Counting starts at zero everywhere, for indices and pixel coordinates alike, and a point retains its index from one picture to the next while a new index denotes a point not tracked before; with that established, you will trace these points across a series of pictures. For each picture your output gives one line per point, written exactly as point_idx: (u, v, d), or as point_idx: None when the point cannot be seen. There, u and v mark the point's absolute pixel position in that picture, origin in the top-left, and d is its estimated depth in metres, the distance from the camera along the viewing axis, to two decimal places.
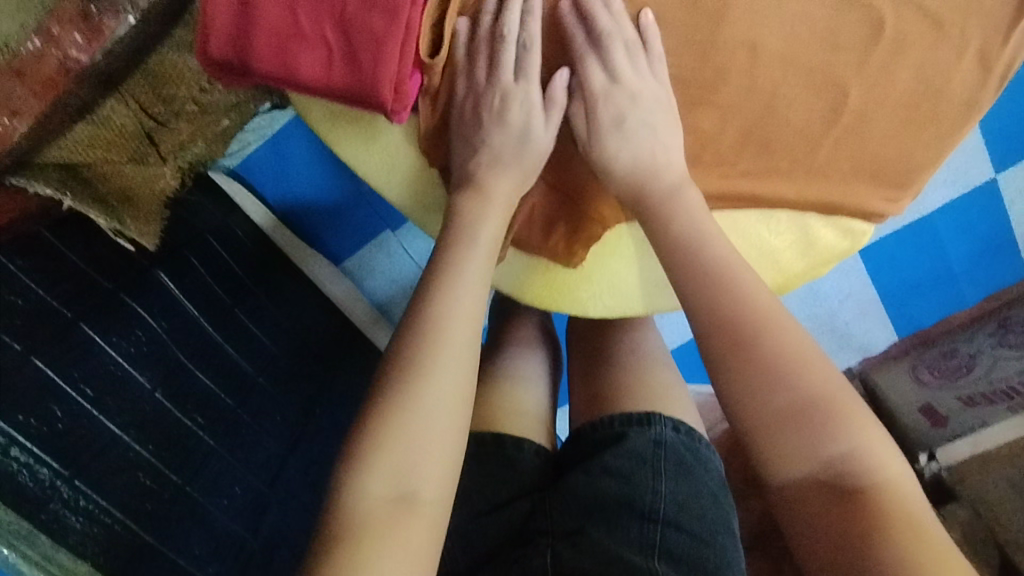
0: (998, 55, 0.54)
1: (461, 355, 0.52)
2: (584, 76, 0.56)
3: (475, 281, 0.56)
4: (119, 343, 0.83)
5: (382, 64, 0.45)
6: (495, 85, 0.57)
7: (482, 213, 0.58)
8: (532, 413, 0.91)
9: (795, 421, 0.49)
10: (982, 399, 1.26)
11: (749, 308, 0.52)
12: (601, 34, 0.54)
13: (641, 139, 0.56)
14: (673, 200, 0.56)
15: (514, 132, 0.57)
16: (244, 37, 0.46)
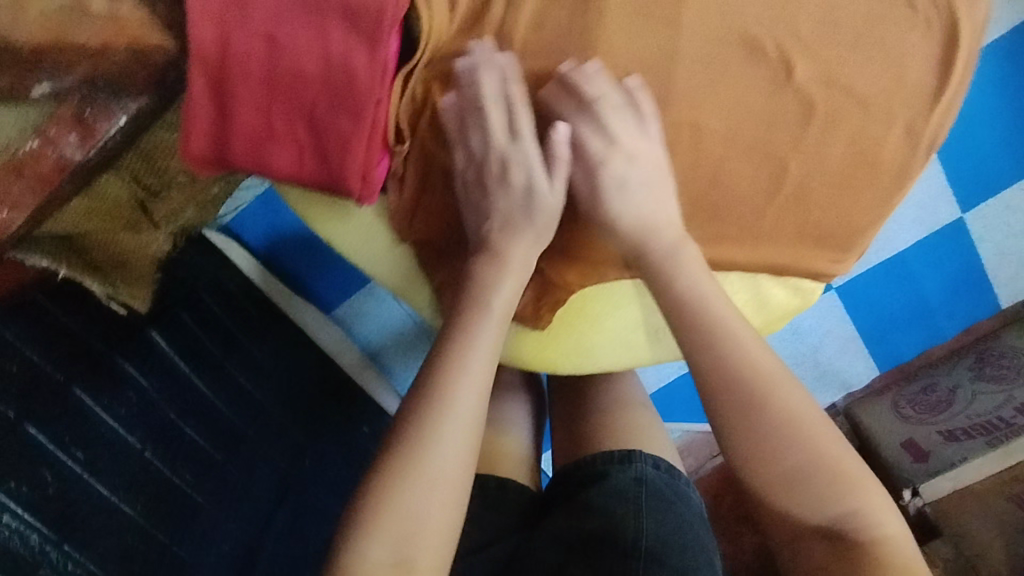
0: (925, 127, 0.58)
1: (469, 424, 0.55)
2: (582, 138, 0.59)
3: (486, 349, 0.58)
4: (109, 405, 0.86)
5: (350, 159, 0.50)
6: (490, 148, 0.58)
7: (496, 279, 0.60)
8: (517, 455, 0.95)
9: (805, 476, 0.54)
10: (963, 434, 1.30)
11: (750, 368, 0.55)
12: (597, 100, 0.56)
13: (640, 200, 0.58)
14: (675, 256, 0.59)
15: (517, 194, 0.59)
16: (221, 138, 0.49)
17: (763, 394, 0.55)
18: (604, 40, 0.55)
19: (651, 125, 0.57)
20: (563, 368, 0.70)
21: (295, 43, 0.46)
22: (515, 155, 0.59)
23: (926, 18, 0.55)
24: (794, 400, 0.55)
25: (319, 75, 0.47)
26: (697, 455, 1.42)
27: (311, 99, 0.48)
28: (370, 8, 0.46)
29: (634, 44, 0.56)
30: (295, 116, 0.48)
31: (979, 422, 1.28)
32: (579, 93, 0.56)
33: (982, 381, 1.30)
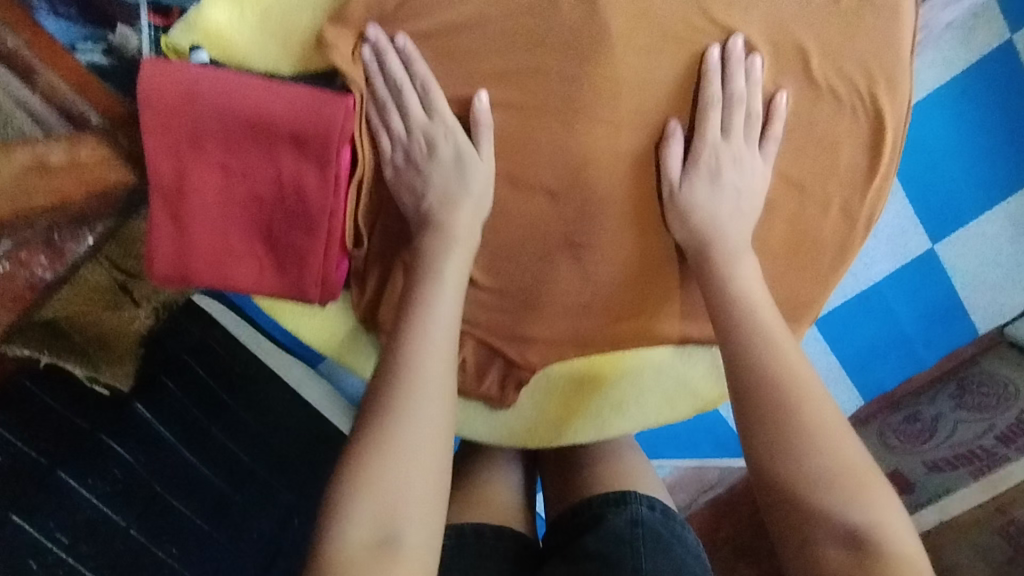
0: (859, 207, 0.61)
1: (439, 392, 0.48)
2: (706, 123, 0.56)
3: (449, 316, 0.51)
4: (93, 484, 0.89)
5: (307, 270, 0.52)
6: (411, 127, 0.55)
7: (446, 250, 0.54)
8: (505, 498, 0.82)
9: (814, 483, 0.46)
10: (946, 464, 1.28)
11: (781, 366, 0.50)
12: (734, 93, 0.56)
13: (723, 202, 0.57)
14: (736, 259, 0.57)
15: (447, 165, 0.55)
16: (183, 261, 0.51)
17: (789, 384, 0.49)
18: (551, 146, 0.58)
19: (771, 140, 0.57)
20: (534, 443, 0.69)
21: (245, 167, 0.49)
22: (435, 130, 0.54)
23: (853, 108, 0.57)
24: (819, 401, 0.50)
25: (271, 196, 0.50)
26: (688, 489, 1.42)
27: (267, 217, 0.51)
28: (315, 132, 0.48)
29: (579, 145, 0.58)
30: (252, 236, 0.51)
31: (962, 452, 1.28)
32: (713, 82, 0.55)
33: (965, 410, 1.32)
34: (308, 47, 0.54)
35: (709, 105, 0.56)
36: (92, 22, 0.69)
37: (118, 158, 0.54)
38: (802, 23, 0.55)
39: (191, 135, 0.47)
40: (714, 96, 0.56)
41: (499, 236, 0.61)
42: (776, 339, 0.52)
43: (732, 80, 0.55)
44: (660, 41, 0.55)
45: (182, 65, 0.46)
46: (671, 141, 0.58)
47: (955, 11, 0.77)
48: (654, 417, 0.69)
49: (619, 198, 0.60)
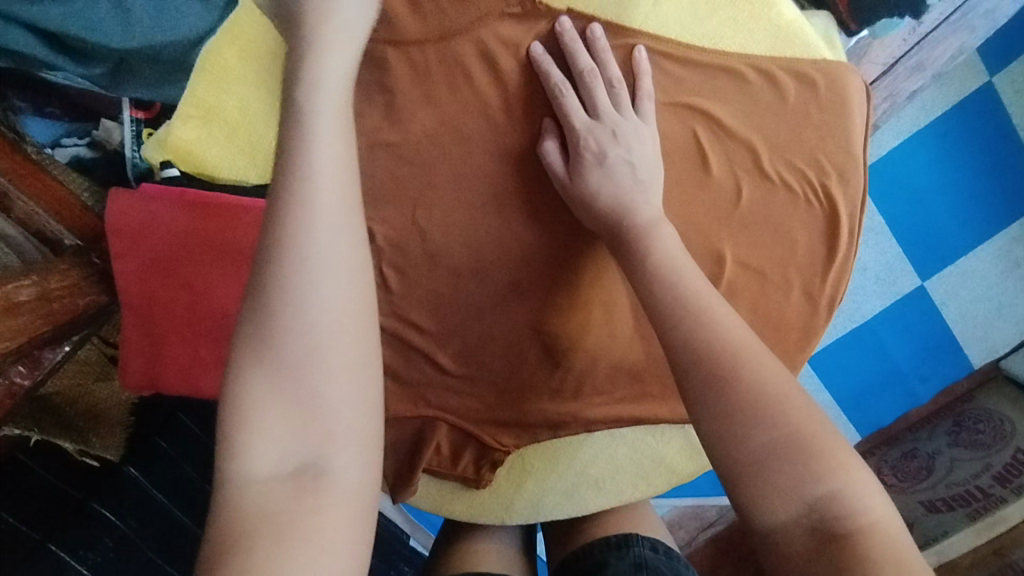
0: (820, 290, 0.62)
1: (326, 273, 0.39)
2: (568, 102, 0.55)
3: (339, 179, 0.41)
4: (85, 554, 0.89)
5: None
6: (279, 22, 0.51)
7: (318, 98, 0.44)
8: (505, 547, 0.77)
9: (771, 450, 0.40)
10: (943, 505, 1.19)
11: (715, 336, 0.44)
12: (588, 74, 0.55)
13: (619, 174, 0.53)
14: (654, 235, 0.51)
15: (306, 18, 0.48)
16: (154, 367, 0.53)
17: (722, 351, 0.44)
18: (521, 238, 0.61)
19: (643, 102, 0.56)
20: (513, 518, 0.68)
21: (212, 284, 0.51)
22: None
23: (807, 198, 0.60)
24: (754, 360, 0.43)
25: (238, 313, 0.51)
26: (688, 528, 1.39)
27: (235, 332, 0.52)
28: None
29: (538, 238, 0.61)
30: (219, 343, 0.52)
31: (959, 492, 1.19)
32: (552, 70, 0.56)
33: (958, 447, 1.25)
34: (272, 159, 0.56)
35: (561, 92, 0.56)
36: (80, 121, 0.72)
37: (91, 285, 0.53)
38: (745, 127, 0.59)
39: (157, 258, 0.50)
40: (566, 87, 0.56)
41: (469, 326, 0.63)
42: (709, 310, 0.46)
43: (579, 59, 0.56)
44: None
45: (149, 191, 0.49)
46: (546, 137, 0.57)
47: (920, 80, 0.78)
48: (630, 496, 0.67)
49: (585, 288, 0.62)
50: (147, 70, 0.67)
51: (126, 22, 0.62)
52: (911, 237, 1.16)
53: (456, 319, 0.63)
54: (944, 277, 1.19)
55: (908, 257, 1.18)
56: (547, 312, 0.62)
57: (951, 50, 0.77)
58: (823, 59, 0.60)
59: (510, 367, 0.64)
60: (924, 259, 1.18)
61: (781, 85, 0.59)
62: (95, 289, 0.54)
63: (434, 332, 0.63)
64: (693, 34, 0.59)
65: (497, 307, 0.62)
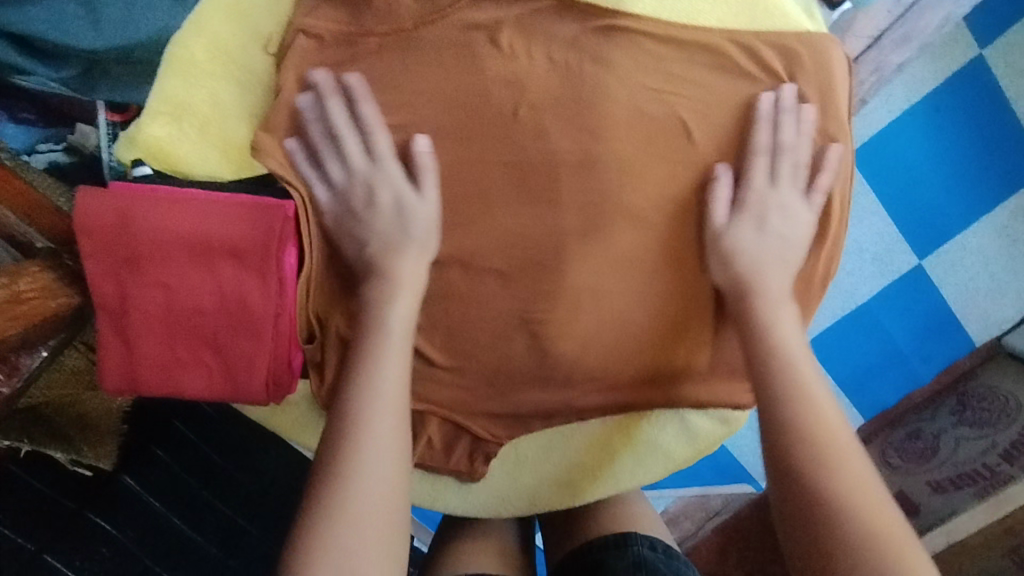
0: (811, 269, 0.61)
1: (388, 447, 0.49)
2: (754, 165, 0.58)
3: (397, 372, 0.52)
4: (78, 563, 0.88)
5: (254, 373, 0.53)
6: (353, 171, 0.55)
7: (390, 299, 0.54)
8: (505, 542, 0.77)
9: (843, 508, 0.47)
10: (949, 484, 1.19)
11: (815, 419, 0.52)
12: (782, 144, 0.58)
13: (765, 248, 0.58)
14: (777, 309, 0.57)
15: (389, 212, 0.55)
16: (134, 372, 0.52)
17: (823, 438, 0.51)
18: (506, 225, 0.59)
19: (818, 192, 0.59)
20: (510, 510, 0.68)
21: (190, 285, 0.50)
22: (377, 180, 0.55)
23: (795, 174, 0.59)
24: (847, 451, 0.51)
25: (215, 308, 0.50)
26: (693, 518, 1.38)
27: (212, 327, 0.51)
28: (255, 241, 0.50)
29: (522, 226, 0.59)
30: (199, 343, 0.51)
31: (966, 471, 1.18)
32: (762, 131, 0.57)
33: (963, 426, 1.24)
34: (246, 155, 0.55)
35: (751, 154, 0.58)
36: (53, 125, 0.70)
37: (64, 285, 0.53)
38: (728, 105, 0.58)
39: (128, 255, 0.49)
40: (760, 148, 0.58)
41: (455, 318, 0.62)
42: (805, 382, 0.54)
43: (782, 131, 0.58)
44: (566, 103, 0.57)
45: (124, 189, 0.48)
46: (718, 186, 0.58)
47: (907, 52, 0.77)
48: (626, 484, 0.67)
49: (569, 274, 0.60)
50: (118, 71, 0.66)
51: (94, 17, 0.61)
52: (914, 229, 1.16)
53: (442, 311, 0.61)
54: (941, 256, 1.17)
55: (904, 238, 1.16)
56: (533, 303, 0.61)
57: (936, 21, 0.76)
58: (805, 33, 0.58)
59: (501, 361, 0.63)
60: (920, 239, 1.16)
61: (763, 62, 0.58)
62: (70, 292, 0.54)
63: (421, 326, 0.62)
64: (670, 11, 0.58)
65: (482, 298, 0.61)
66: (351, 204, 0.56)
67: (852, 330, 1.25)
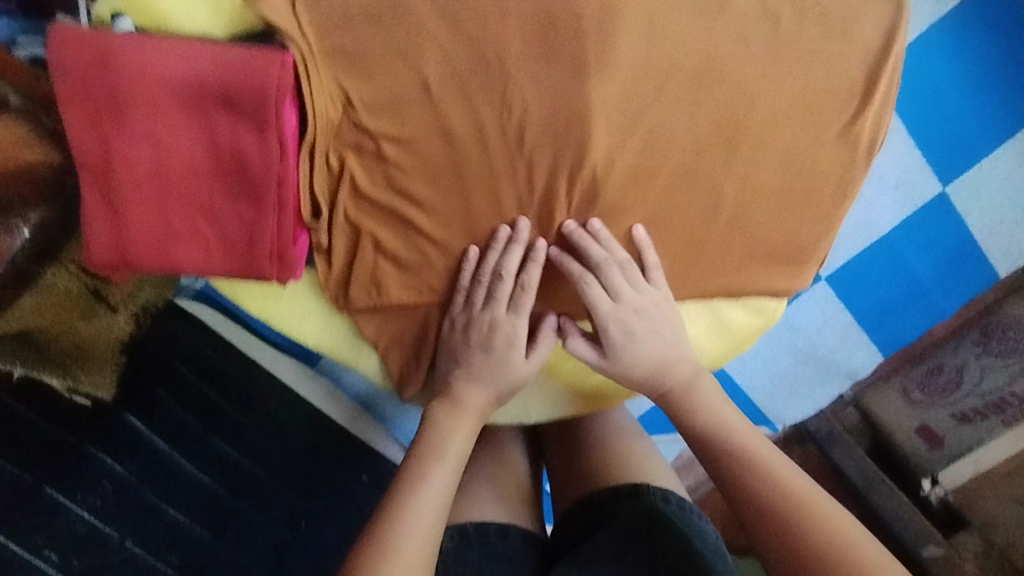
0: (859, 130, 0.56)
1: (416, 553, 0.50)
2: (589, 293, 0.56)
3: (441, 488, 0.54)
4: (84, 499, 0.80)
5: (258, 246, 0.49)
6: (482, 311, 0.57)
7: (453, 423, 0.57)
8: (517, 481, 0.76)
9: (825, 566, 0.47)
10: (976, 415, 1.08)
11: (779, 489, 0.52)
12: (602, 268, 0.55)
13: (652, 348, 0.58)
14: (700, 393, 0.60)
15: (497, 356, 0.57)
16: (121, 244, 0.48)
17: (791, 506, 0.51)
18: (526, 85, 0.52)
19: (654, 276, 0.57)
20: (531, 418, 0.66)
21: (180, 141, 0.46)
22: (500, 336, 0.57)
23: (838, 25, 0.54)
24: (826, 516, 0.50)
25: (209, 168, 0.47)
26: None
27: (208, 192, 0.48)
28: (249, 89, 0.45)
29: (545, 89, 0.53)
30: (193, 209, 0.48)
31: (994, 402, 1.05)
32: (591, 251, 0.55)
33: (990, 357, 1.05)
34: (239, 8, 0.51)
35: (585, 287, 0.56)
36: (36, 21, 0.66)
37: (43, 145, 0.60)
38: None
39: (109, 102, 0.45)
40: (581, 275, 0.56)
41: (472, 194, 0.55)
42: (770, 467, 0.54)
43: (590, 253, 0.55)
44: None
45: (107, 32, 0.45)
46: (571, 335, 0.59)
47: None
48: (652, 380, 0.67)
49: (592, 145, 0.53)
50: None
51: None
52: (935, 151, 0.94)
53: (458, 190, 0.55)
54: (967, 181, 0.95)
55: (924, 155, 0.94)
56: (556, 176, 0.54)
57: None
58: None
59: None
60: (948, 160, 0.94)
61: None
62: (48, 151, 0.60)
63: (436, 209, 0.55)
64: None
65: (505, 168, 0.54)
66: (469, 323, 0.57)
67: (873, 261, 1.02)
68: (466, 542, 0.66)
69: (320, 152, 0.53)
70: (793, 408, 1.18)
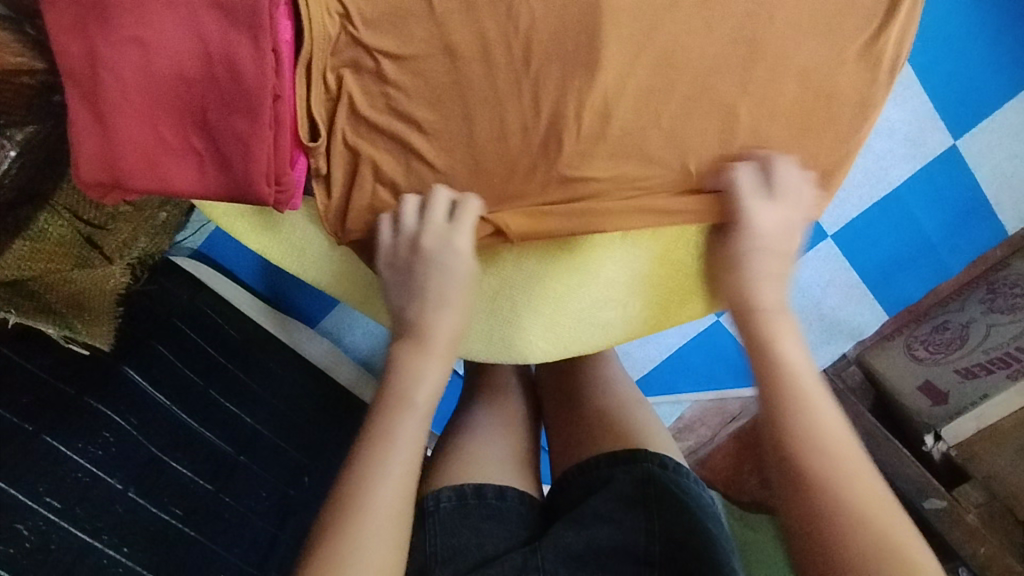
0: (879, 50, 0.54)
1: (391, 489, 0.46)
2: (743, 181, 0.53)
3: (415, 427, 0.49)
4: (84, 448, 0.76)
5: (252, 160, 0.49)
6: (422, 225, 0.53)
7: (422, 356, 0.52)
8: (516, 442, 0.74)
9: (832, 473, 0.44)
10: (981, 370, 0.98)
11: (802, 388, 0.48)
12: (768, 165, 0.54)
13: (774, 246, 0.53)
14: (777, 302, 0.52)
15: (440, 271, 0.53)
16: (112, 156, 0.48)
17: (813, 408, 0.47)
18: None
19: (807, 191, 0.54)
20: (535, 355, 0.64)
21: (169, 47, 0.47)
22: (446, 253, 0.53)
23: None
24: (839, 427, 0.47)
25: (201, 75, 0.48)
26: (709, 423, 1.25)
27: (198, 98, 0.48)
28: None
29: (554, 4, 0.51)
30: (187, 121, 0.49)
31: (999, 356, 0.96)
32: (769, 155, 0.54)
33: (997, 314, 0.98)
34: None
35: (737, 178, 0.53)
36: None
37: (22, 46, 0.57)
38: None
39: (97, 9, 0.46)
40: (740, 166, 0.54)
41: (477, 116, 0.52)
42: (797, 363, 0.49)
43: (763, 153, 0.54)
44: None
45: None
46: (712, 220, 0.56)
47: None
48: (666, 317, 0.65)
49: (603, 63, 0.51)
50: None
51: None
52: (947, 104, 0.91)
53: (461, 114, 0.52)
54: (979, 135, 0.92)
55: (937, 107, 0.91)
56: (565, 98, 0.52)
57: None
58: None
59: None
60: (960, 113, 0.91)
61: None
62: (30, 55, 0.57)
63: (439, 133, 0.52)
64: None
65: (512, 89, 0.52)
66: (414, 240, 0.53)
67: (883, 215, 0.99)
68: (465, 502, 0.64)
69: (316, 69, 0.51)
70: None
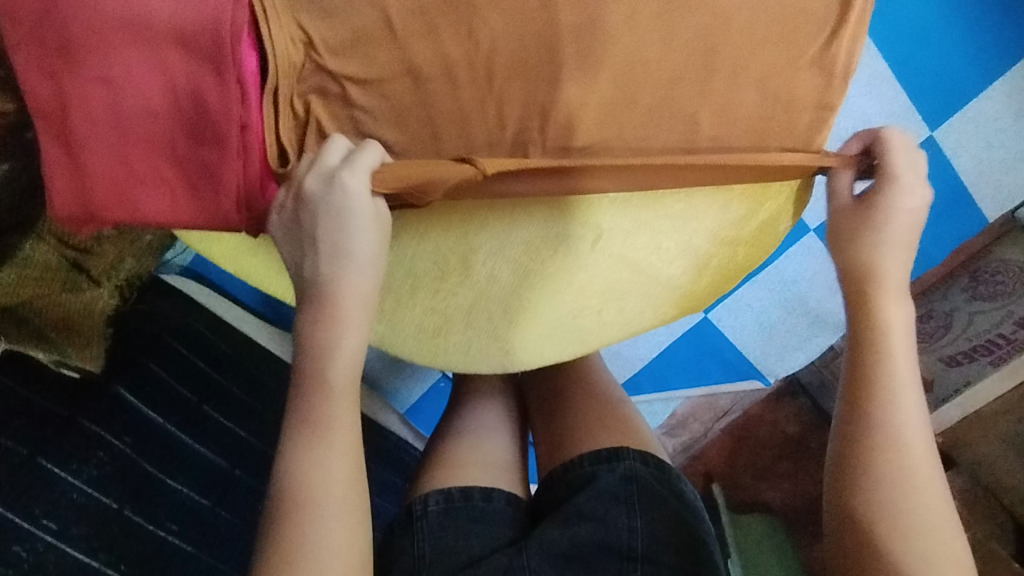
0: (835, 55, 0.55)
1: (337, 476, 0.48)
2: (889, 142, 0.54)
3: (344, 405, 0.50)
4: (79, 469, 0.75)
5: (222, 188, 0.52)
6: (313, 175, 0.50)
7: (334, 324, 0.51)
8: (500, 446, 0.75)
9: (893, 472, 0.49)
10: (965, 358, 1.03)
11: (889, 385, 0.51)
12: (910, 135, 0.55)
13: (912, 214, 0.53)
14: (898, 290, 0.54)
15: (330, 219, 0.50)
16: (86, 192, 0.51)
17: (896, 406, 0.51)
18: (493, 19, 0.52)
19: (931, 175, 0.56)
20: (516, 364, 0.66)
21: (135, 84, 0.49)
22: (336, 198, 0.49)
23: None
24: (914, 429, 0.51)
25: (168, 109, 0.50)
26: (702, 419, 1.27)
27: (166, 132, 0.51)
28: (201, 33, 0.49)
29: (513, 21, 0.52)
30: (157, 154, 0.51)
31: (983, 342, 1.00)
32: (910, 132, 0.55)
33: (979, 303, 0.99)
34: None
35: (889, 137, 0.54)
36: None
37: None
38: None
39: (64, 51, 0.49)
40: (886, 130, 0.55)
41: (444, 133, 0.54)
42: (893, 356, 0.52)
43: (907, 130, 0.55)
44: None
45: None
46: (844, 172, 0.56)
47: None
48: (642, 321, 0.66)
49: (564, 79, 0.53)
50: None
51: None
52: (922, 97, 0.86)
53: (427, 133, 0.53)
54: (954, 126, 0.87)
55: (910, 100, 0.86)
56: (528, 115, 0.53)
57: None
58: None
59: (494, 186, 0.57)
60: (936, 104, 0.86)
61: None
62: None
63: (406, 152, 0.54)
64: None
65: (477, 107, 0.53)
66: (300, 192, 0.51)
67: None
68: (452, 505, 0.66)
69: (282, 95, 0.52)
70: (784, 360, 1.17)
